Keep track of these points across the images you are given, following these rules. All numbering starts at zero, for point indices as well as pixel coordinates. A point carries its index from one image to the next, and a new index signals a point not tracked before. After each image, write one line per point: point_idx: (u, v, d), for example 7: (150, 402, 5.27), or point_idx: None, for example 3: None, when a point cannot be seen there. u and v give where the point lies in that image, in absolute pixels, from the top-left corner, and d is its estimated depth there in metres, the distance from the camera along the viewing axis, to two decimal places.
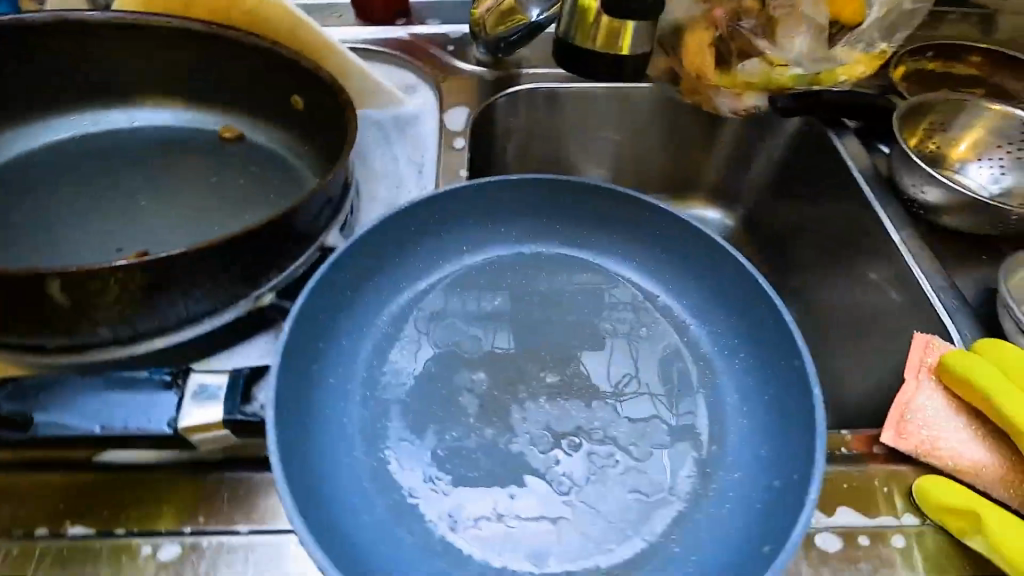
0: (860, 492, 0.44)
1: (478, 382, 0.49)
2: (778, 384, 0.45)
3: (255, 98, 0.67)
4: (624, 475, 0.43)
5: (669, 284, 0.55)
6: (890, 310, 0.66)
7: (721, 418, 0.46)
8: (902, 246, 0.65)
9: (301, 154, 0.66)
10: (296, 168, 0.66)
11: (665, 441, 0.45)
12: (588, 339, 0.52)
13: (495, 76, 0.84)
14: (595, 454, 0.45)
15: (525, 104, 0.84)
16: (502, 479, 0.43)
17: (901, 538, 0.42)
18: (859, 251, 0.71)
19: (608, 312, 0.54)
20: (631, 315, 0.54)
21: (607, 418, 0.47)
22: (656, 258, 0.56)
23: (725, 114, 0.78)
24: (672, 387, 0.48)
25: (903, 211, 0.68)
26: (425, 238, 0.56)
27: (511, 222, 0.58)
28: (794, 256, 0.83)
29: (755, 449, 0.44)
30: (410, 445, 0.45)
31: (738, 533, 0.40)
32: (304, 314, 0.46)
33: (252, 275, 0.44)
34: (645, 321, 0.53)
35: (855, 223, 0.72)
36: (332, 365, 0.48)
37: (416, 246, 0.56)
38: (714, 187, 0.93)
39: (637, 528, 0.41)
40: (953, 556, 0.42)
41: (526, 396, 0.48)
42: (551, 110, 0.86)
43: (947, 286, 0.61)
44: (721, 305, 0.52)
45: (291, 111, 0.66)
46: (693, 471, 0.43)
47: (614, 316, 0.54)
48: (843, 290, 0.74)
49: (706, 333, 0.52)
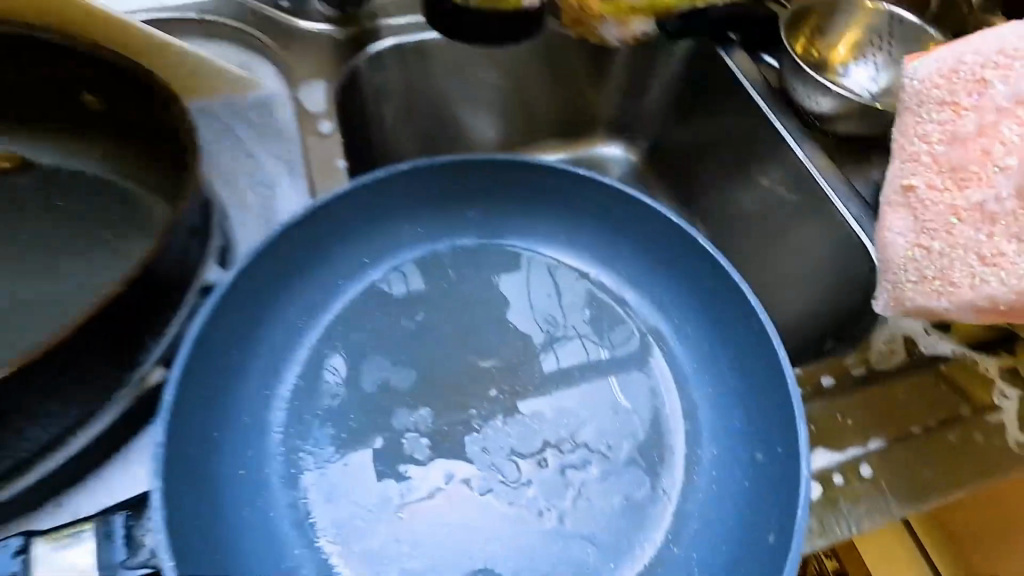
0: (826, 430, 0.45)
1: (424, 419, 0.42)
2: (737, 345, 0.43)
3: (54, 114, 0.54)
4: (603, 481, 0.40)
5: (602, 253, 0.50)
6: (799, 221, 0.67)
7: (690, 400, 0.43)
8: (809, 162, 0.65)
9: (123, 173, 0.54)
10: (126, 194, 0.53)
11: (637, 431, 0.42)
12: (530, 339, 0.46)
13: (349, 34, 0.70)
14: (569, 469, 0.40)
15: (393, 63, 0.72)
16: (479, 523, 0.38)
17: (868, 467, 0.43)
18: (762, 168, 0.71)
19: (552, 300, 0.48)
20: (570, 294, 0.49)
21: (572, 425, 0.42)
22: (581, 229, 0.51)
23: (614, 42, 0.74)
24: (615, 344, 0.46)
25: (801, 125, 0.68)
26: (314, 261, 0.46)
27: (418, 217, 0.49)
28: (696, 177, 0.82)
29: (729, 417, 0.42)
30: (365, 515, 0.38)
31: (733, 519, 0.38)
32: (181, 409, 0.36)
33: (120, 351, 0.35)
34: (581, 295, 0.49)
35: (758, 142, 0.71)
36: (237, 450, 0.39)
37: (311, 270, 0.46)
38: (610, 121, 0.88)
39: (630, 537, 0.38)
40: (917, 471, 0.43)
41: (478, 421, 0.43)
42: (423, 64, 0.74)
43: (852, 194, 0.62)
44: (660, 268, 0.48)
45: (93, 116, 0.53)
46: (674, 456, 0.41)
47: (555, 298, 0.49)
48: (755, 212, 0.73)
49: (654, 308, 0.48)
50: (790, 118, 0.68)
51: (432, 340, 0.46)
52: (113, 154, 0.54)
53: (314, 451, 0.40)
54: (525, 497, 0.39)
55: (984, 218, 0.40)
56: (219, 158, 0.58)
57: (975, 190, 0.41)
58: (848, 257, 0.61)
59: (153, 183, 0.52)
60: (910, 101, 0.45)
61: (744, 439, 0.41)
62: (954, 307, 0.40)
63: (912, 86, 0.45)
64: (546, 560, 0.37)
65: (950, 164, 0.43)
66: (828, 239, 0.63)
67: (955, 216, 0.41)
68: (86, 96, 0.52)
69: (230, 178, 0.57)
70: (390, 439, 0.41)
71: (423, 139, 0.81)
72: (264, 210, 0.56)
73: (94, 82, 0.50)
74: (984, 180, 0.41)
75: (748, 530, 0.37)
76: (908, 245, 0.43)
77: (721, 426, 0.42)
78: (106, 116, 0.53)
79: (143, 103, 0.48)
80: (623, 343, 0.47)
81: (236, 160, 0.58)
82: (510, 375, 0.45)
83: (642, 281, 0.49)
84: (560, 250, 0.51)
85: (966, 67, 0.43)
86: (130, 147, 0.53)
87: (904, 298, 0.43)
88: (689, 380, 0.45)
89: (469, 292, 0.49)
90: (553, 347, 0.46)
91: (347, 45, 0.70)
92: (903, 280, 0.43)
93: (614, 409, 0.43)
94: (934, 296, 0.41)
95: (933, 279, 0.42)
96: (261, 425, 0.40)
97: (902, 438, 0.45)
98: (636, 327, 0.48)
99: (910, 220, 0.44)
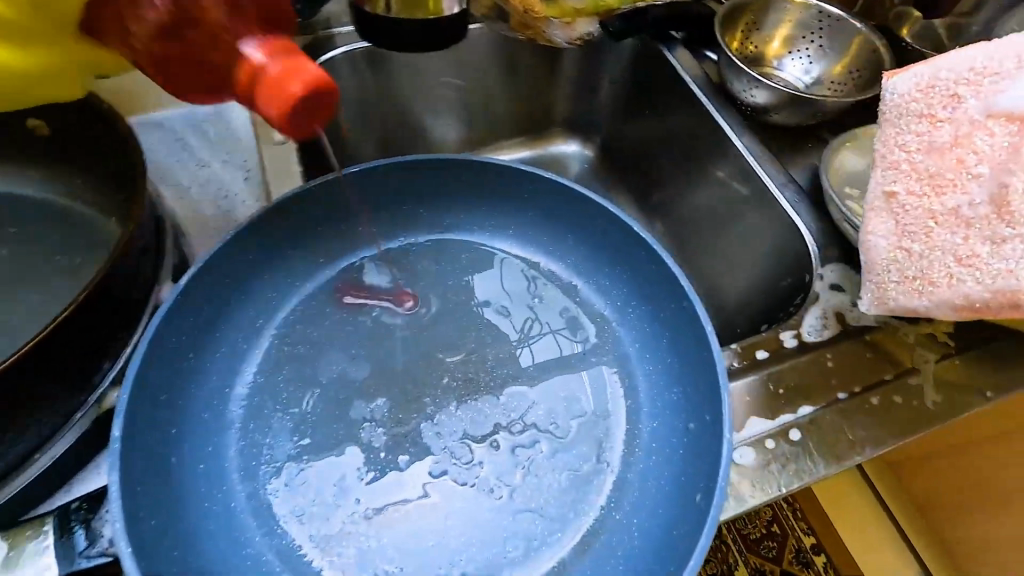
0: (759, 400, 0.48)
1: (380, 409, 0.44)
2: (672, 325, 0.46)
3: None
4: (550, 458, 0.43)
5: (553, 245, 0.53)
6: (742, 208, 0.70)
7: (631, 379, 0.46)
8: (748, 153, 0.69)
9: (71, 195, 0.53)
10: (76, 215, 0.53)
11: (582, 410, 0.45)
12: (480, 329, 0.49)
13: (303, 43, 0.72)
14: (519, 449, 0.43)
15: (346, 71, 0.74)
16: (433, 503, 0.41)
17: (797, 432, 0.46)
18: (707, 160, 0.74)
19: (516, 295, 0.51)
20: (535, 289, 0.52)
21: (520, 407, 0.45)
22: (527, 224, 0.54)
23: (561, 45, 0.75)
24: (576, 327, 0.50)
25: (739, 117, 0.72)
26: (270, 264, 0.48)
27: (378, 220, 0.52)
28: (648, 171, 0.85)
29: (666, 391, 0.45)
30: (324, 503, 0.40)
31: (669, 485, 0.41)
32: (140, 409, 0.37)
33: (75, 374, 0.35)
34: (544, 289, 0.52)
35: (700, 135, 0.74)
36: (193, 446, 0.40)
37: (268, 274, 0.48)
38: (565, 119, 0.90)
39: (575, 509, 0.41)
40: (841, 433, 0.47)
41: (430, 408, 0.45)
42: (377, 70, 0.76)
43: (787, 181, 0.66)
44: (602, 257, 0.51)
45: (40, 142, 0.52)
46: (616, 431, 0.44)
47: (521, 293, 0.52)
48: (702, 201, 0.77)
49: (597, 294, 0.51)
50: (728, 110, 0.72)
51: (385, 334, 0.48)
52: (59, 178, 0.53)
53: (271, 444, 0.42)
54: (477, 477, 0.42)
55: (960, 222, 0.39)
56: (173, 171, 0.58)
57: (951, 196, 0.40)
58: (785, 239, 0.65)
59: (107, 204, 0.52)
60: (889, 113, 0.43)
61: (679, 411, 0.44)
62: (932, 306, 0.40)
63: (890, 100, 0.42)
64: (497, 533, 0.40)
65: (926, 170, 0.41)
66: (768, 224, 0.67)
67: (932, 220, 0.40)
68: (30, 121, 0.50)
69: (185, 193, 0.60)
70: (346, 430, 0.43)
71: (381, 144, 0.83)
72: (221, 217, 0.59)
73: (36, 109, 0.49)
74: (960, 186, 0.39)
75: (681, 492, 0.40)
76: (889, 249, 0.42)
77: (660, 402, 0.45)
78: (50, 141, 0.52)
79: (92, 124, 0.47)
80: (579, 328, 0.50)
81: (187, 171, 0.59)
82: (462, 364, 0.47)
83: (589, 268, 0.52)
84: (519, 248, 0.54)
85: (941, 83, 0.40)
86: (80, 169, 0.52)
87: (888, 299, 0.42)
88: (630, 360, 0.47)
89: (420, 289, 0.51)
90: (502, 337, 0.49)
91: None
92: (887, 282, 0.42)
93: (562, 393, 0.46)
94: (915, 294, 0.41)
95: (913, 279, 0.41)
96: (221, 423, 0.42)
97: (828, 403, 0.48)
98: (581, 315, 0.51)
99: (889, 224, 0.42)
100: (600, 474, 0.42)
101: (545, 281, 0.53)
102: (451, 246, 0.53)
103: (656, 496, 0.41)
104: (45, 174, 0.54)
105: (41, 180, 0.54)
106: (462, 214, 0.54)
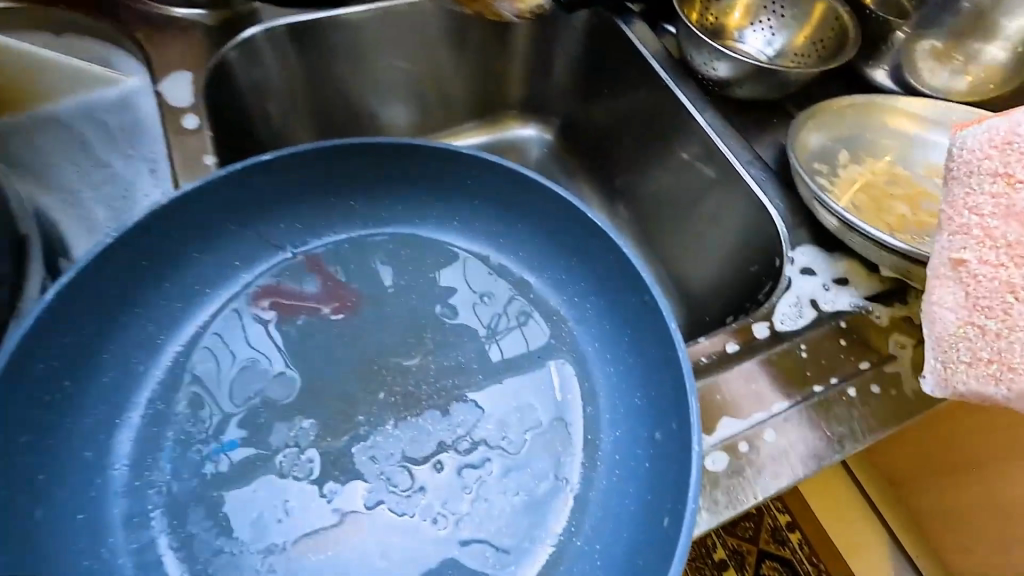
0: (732, 399, 0.44)
1: (306, 433, 0.38)
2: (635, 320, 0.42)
3: None
4: (501, 480, 0.38)
5: (511, 242, 0.48)
6: (707, 190, 0.66)
7: (592, 384, 0.42)
8: (711, 130, 0.65)
9: None
10: None
11: (537, 421, 0.40)
12: (422, 336, 0.43)
13: (221, 19, 0.64)
14: (466, 471, 0.38)
15: (273, 50, 0.66)
16: (365, 541, 0.35)
17: (772, 433, 0.43)
18: (670, 140, 0.70)
19: (471, 294, 0.46)
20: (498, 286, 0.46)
21: (467, 422, 0.40)
22: (475, 213, 0.48)
23: (509, 19, 0.70)
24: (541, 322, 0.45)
25: (701, 93, 0.67)
26: (171, 271, 0.41)
27: (307, 218, 0.46)
28: (610, 154, 0.80)
29: (629, 396, 0.40)
30: (233, 551, 0.34)
31: (634, 503, 0.36)
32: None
33: None
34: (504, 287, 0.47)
35: (661, 114, 0.70)
36: (70, 493, 0.34)
37: (171, 283, 0.41)
38: (522, 101, 0.85)
39: (528, 536, 0.36)
40: (818, 431, 0.43)
41: (364, 429, 0.39)
42: (308, 50, 0.69)
43: (754, 159, 0.62)
44: (559, 246, 0.46)
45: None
46: (576, 444, 0.39)
47: (479, 292, 0.46)
48: (667, 184, 0.72)
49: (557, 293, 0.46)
50: (691, 86, 0.68)
51: (313, 347, 0.42)
52: None
53: (172, 484, 0.35)
54: (416, 507, 0.36)
55: None
56: (63, 172, 0.54)
57: None
58: (755, 222, 0.61)
59: None
60: (956, 170, 0.36)
61: (645, 419, 0.39)
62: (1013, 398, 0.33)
63: (959, 155, 0.36)
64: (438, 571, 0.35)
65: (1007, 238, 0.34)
66: (735, 206, 0.63)
67: (1012, 294, 0.33)
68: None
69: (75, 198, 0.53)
70: (263, 458, 0.37)
71: (321, 131, 0.75)
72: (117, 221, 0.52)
73: None
74: None
75: (646, 513, 0.35)
76: (957, 323, 0.35)
77: (623, 408, 0.40)
78: None
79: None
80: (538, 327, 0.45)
81: (81, 173, 0.55)
82: (402, 375, 0.41)
83: (549, 269, 0.47)
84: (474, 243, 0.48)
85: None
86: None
87: (954, 383, 0.35)
88: (590, 360, 0.43)
89: (354, 292, 0.45)
90: (449, 342, 0.43)
91: (218, 31, 0.64)
92: (953, 361, 0.35)
93: (512, 403, 0.41)
94: (991, 381, 0.34)
95: (988, 361, 0.34)
96: (110, 463, 0.36)
97: (805, 399, 0.45)
98: (538, 313, 0.46)
99: (957, 294, 0.36)
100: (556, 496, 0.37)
101: (500, 278, 0.47)
102: (392, 241, 0.47)
103: (619, 517, 0.36)
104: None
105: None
106: (404, 204, 0.48)
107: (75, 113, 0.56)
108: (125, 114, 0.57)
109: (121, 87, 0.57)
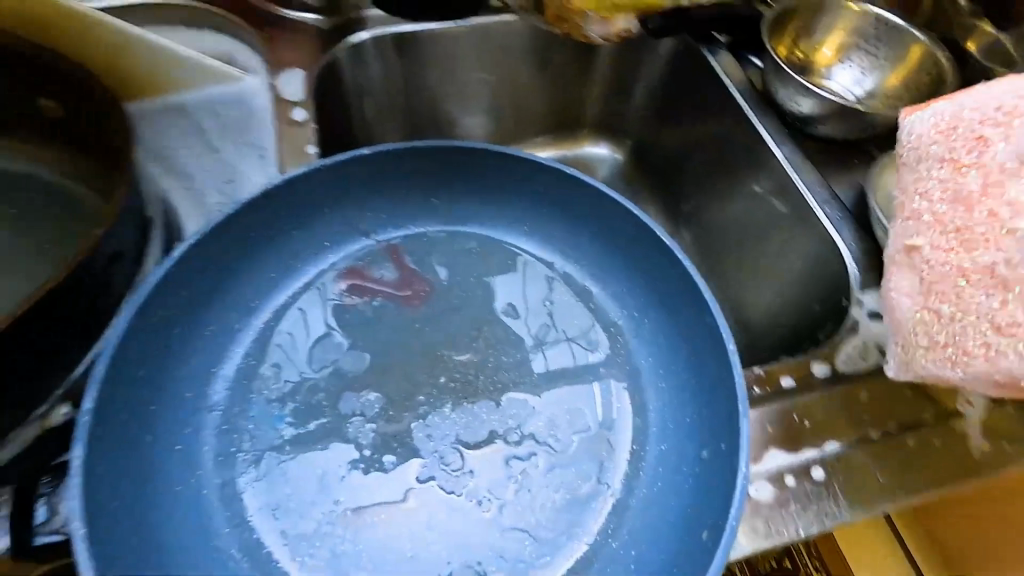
0: (782, 432, 0.44)
1: (370, 405, 0.42)
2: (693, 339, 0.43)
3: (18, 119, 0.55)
4: (545, 475, 0.39)
5: (581, 255, 0.50)
6: (776, 224, 0.66)
7: (642, 399, 0.43)
8: (787, 164, 0.64)
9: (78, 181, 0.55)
10: (81, 203, 0.54)
11: (585, 425, 0.41)
12: (484, 329, 0.46)
13: (333, 24, 0.71)
14: (513, 461, 0.40)
15: (377, 55, 0.72)
16: (414, 511, 0.38)
17: (821, 471, 0.42)
18: (743, 171, 0.70)
19: (536, 302, 0.48)
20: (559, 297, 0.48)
21: (520, 416, 0.42)
22: (542, 219, 0.51)
23: (598, 42, 0.73)
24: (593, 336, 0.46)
25: (781, 126, 0.67)
26: (271, 245, 0.46)
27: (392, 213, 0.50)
28: (680, 179, 0.81)
29: (678, 412, 0.41)
30: (299, 500, 0.38)
31: (674, 516, 0.37)
32: (116, 385, 0.36)
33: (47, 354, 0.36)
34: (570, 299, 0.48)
35: (737, 144, 0.70)
36: (168, 429, 0.39)
37: (268, 256, 0.46)
38: (597, 121, 0.87)
39: (566, 533, 0.37)
40: (869, 476, 0.42)
41: (423, 407, 0.42)
42: (408, 56, 0.74)
43: (829, 197, 0.61)
44: (621, 260, 0.48)
45: (53, 122, 0.53)
46: (621, 452, 0.40)
47: (542, 302, 0.48)
48: (735, 213, 0.72)
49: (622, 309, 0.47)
50: (771, 119, 0.68)
51: (386, 327, 0.45)
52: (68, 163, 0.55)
53: (255, 431, 0.40)
54: (465, 488, 0.39)
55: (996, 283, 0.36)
56: (182, 158, 0.61)
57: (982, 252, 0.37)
58: (824, 260, 0.60)
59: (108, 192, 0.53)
60: (909, 158, 0.42)
61: (692, 439, 0.40)
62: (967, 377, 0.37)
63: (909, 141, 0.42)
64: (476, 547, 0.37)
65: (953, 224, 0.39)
66: (804, 242, 0.62)
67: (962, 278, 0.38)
68: (44, 102, 0.52)
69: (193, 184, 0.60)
70: (331, 422, 0.41)
71: (410, 132, 0.81)
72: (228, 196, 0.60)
73: (53, 93, 0.50)
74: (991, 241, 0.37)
75: (687, 528, 0.36)
76: (914, 309, 0.40)
77: (672, 425, 0.41)
78: (62, 123, 0.53)
79: (95, 110, 0.48)
80: (595, 339, 0.46)
81: (198, 159, 0.61)
82: (462, 363, 0.44)
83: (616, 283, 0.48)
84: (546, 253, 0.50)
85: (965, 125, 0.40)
86: (86, 154, 0.53)
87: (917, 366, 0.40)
88: (643, 374, 0.44)
89: (426, 281, 0.48)
90: (508, 340, 0.46)
91: (329, 35, 0.70)
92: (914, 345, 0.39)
93: (562, 405, 0.42)
94: (948, 364, 0.37)
95: (944, 345, 0.38)
96: (203, 407, 0.40)
97: (859, 442, 0.44)
98: (594, 322, 0.47)
99: (915, 280, 0.40)
100: (595, 499, 0.39)
101: (561, 285, 0.49)
102: (462, 239, 0.51)
103: (655, 528, 0.37)
104: (59, 156, 0.55)
105: (55, 160, 0.55)
106: (479, 205, 0.51)
107: (198, 105, 0.61)
108: (239, 108, 0.62)
109: (241, 85, 0.62)
